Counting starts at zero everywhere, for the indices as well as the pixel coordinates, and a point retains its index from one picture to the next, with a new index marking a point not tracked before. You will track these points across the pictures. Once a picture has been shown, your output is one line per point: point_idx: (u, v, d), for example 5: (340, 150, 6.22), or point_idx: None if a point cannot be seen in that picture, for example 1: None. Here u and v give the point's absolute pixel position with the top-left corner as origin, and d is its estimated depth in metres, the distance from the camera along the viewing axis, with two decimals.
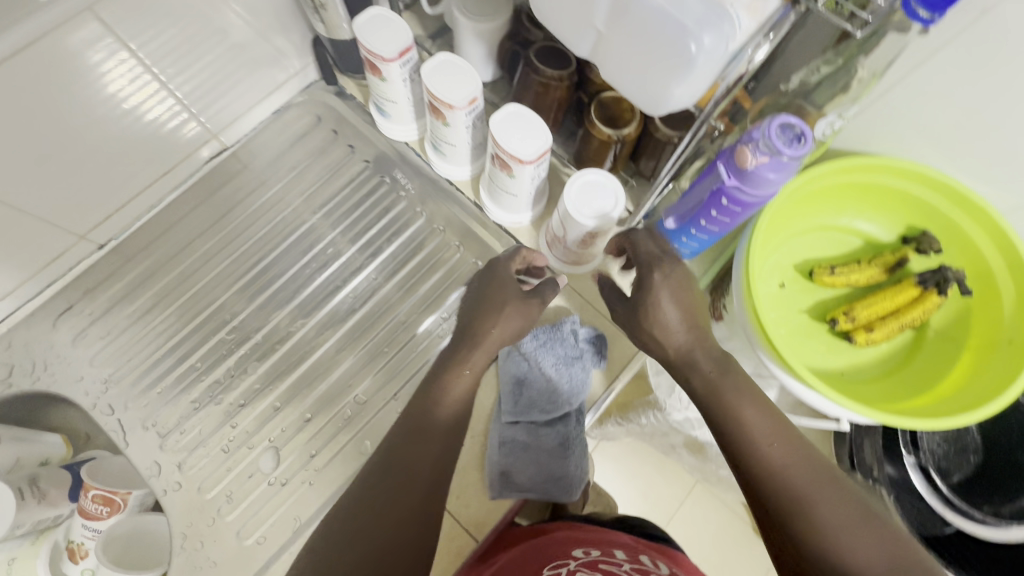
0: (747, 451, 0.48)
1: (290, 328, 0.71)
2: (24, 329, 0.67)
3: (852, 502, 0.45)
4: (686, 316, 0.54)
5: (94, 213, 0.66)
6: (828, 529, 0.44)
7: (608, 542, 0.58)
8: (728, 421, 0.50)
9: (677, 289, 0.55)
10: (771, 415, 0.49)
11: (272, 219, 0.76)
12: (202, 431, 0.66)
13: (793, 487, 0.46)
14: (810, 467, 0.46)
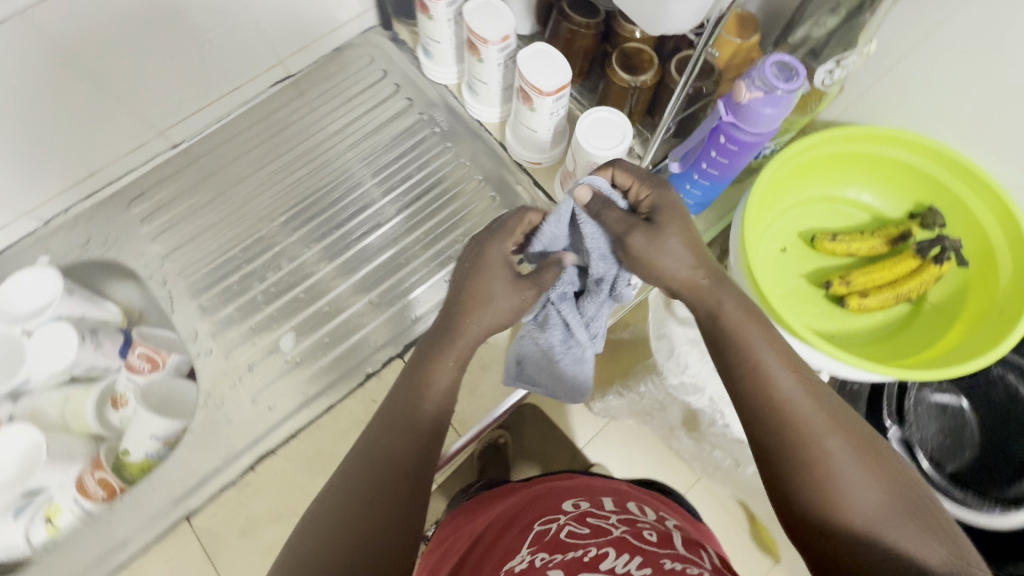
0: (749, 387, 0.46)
1: (322, 234, 0.79)
2: (103, 206, 0.78)
3: (860, 443, 0.43)
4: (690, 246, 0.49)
5: (172, 112, 0.76)
6: (830, 476, 0.42)
7: (596, 492, 0.62)
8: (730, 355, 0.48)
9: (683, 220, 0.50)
10: (781, 346, 0.47)
11: (318, 139, 0.84)
12: (234, 310, 0.74)
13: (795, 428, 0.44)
14: (817, 410, 0.44)
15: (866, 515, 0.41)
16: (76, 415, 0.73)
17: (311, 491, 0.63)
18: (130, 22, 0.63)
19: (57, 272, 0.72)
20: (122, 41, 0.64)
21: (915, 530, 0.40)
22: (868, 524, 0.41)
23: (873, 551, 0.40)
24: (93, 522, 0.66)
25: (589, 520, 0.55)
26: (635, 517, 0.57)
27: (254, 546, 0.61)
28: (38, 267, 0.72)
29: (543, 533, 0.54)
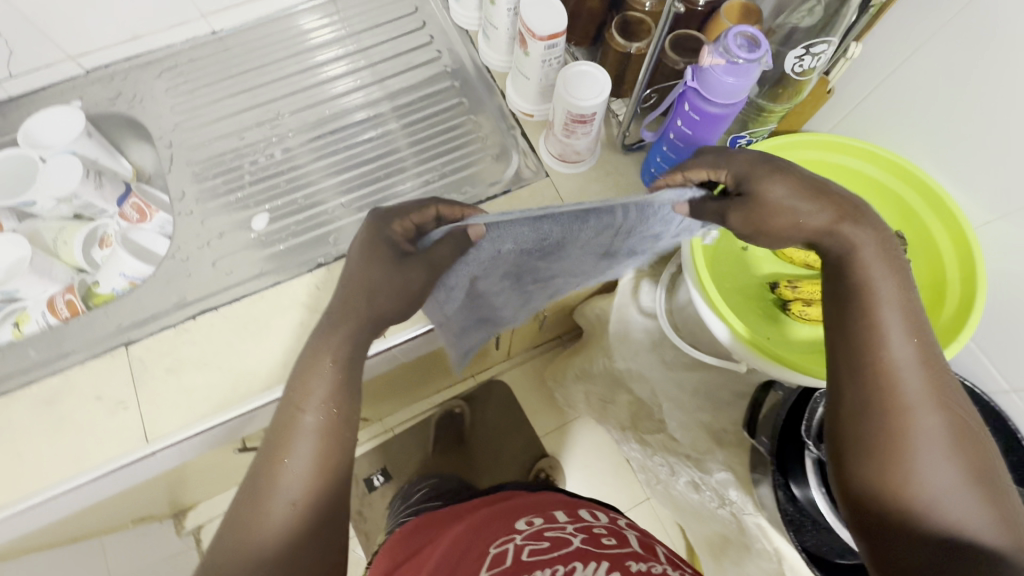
0: (890, 346, 0.45)
1: (318, 137, 0.85)
2: (137, 70, 0.86)
3: (955, 418, 0.43)
4: (805, 196, 0.47)
5: (218, 0, 0.84)
6: (927, 441, 0.42)
7: (548, 507, 0.68)
8: (900, 320, 0.46)
9: (786, 174, 0.48)
10: (912, 304, 0.46)
11: (340, 54, 0.90)
12: (221, 183, 0.81)
13: (940, 405, 0.43)
14: (929, 379, 0.44)
15: (938, 494, 0.41)
16: (66, 244, 0.81)
17: (240, 351, 0.68)
18: None
19: (81, 114, 0.80)
20: None
21: (980, 500, 0.40)
22: (935, 499, 0.41)
23: (924, 523, 0.41)
24: (49, 332, 0.72)
25: (549, 534, 0.59)
26: (591, 525, 0.62)
27: (175, 384, 0.66)
28: (67, 107, 0.81)
29: (501, 555, 0.56)
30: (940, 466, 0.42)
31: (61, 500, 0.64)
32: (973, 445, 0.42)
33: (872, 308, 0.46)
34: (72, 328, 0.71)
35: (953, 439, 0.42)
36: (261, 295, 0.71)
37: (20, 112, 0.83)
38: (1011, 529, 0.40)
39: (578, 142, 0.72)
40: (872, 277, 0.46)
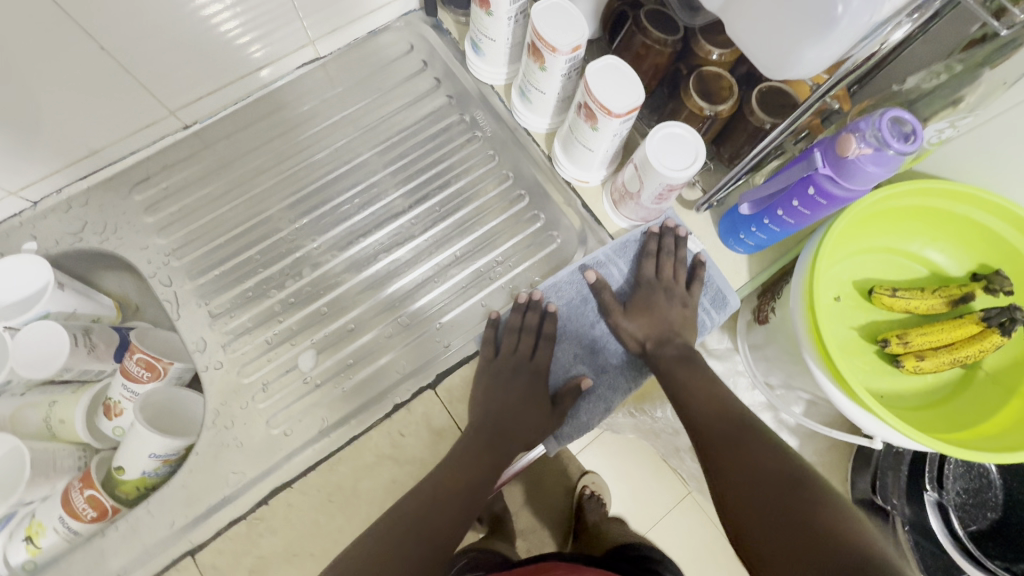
0: (702, 418, 0.54)
1: (347, 243, 0.72)
2: (102, 191, 0.70)
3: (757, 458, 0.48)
4: (662, 319, 0.64)
5: (189, 92, 0.67)
6: (756, 477, 0.47)
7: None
8: (698, 397, 0.56)
9: (659, 297, 0.65)
10: (704, 375, 0.59)
11: (348, 134, 0.77)
12: (249, 321, 0.68)
13: (743, 447, 0.50)
14: (738, 429, 0.52)
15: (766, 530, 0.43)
16: (64, 423, 0.66)
17: (331, 531, 0.60)
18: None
19: (45, 262, 0.63)
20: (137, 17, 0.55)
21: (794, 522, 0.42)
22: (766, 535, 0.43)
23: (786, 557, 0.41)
24: (89, 545, 0.61)
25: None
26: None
27: None
28: (22, 256, 0.63)
29: None
30: (776, 490, 0.45)
31: None
32: (794, 466, 0.47)
33: (714, 396, 0.56)
34: (115, 541, 0.60)
35: (770, 466, 0.47)
36: (338, 457, 0.62)
37: None
38: (841, 516, 0.41)
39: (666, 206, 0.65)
40: (682, 371, 0.60)
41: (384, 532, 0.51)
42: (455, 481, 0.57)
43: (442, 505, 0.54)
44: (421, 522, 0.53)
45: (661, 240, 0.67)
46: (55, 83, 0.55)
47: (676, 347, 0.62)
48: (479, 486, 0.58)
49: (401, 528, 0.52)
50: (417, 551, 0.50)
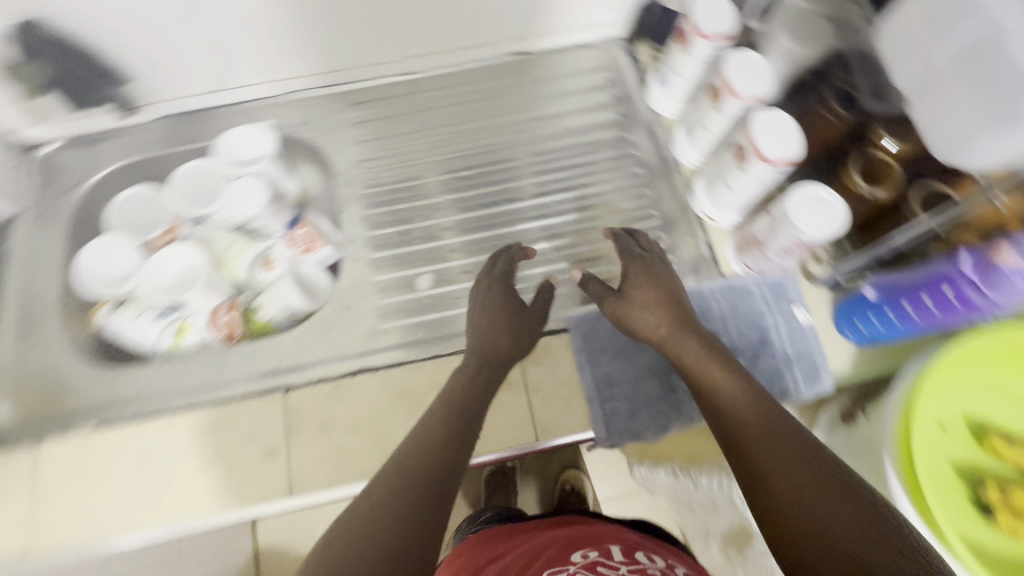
0: (733, 407, 0.55)
1: (490, 202, 0.83)
2: (330, 99, 0.88)
3: (795, 459, 0.49)
4: (666, 294, 0.64)
5: (426, 45, 0.84)
6: (801, 479, 0.48)
7: (605, 540, 0.60)
8: (725, 388, 0.56)
9: (664, 279, 0.65)
10: (737, 372, 0.58)
11: (524, 116, 0.89)
12: (391, 233, 0.81)
13: (784, 443, 0.51)
14: (773, 420, 0.53)
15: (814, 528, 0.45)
16: (229, 262, 0.82)
17: (385, 423, 0.67)
18: None
19: (274, 135, 0.82)
20: None
21: (842, 527, 0.44)
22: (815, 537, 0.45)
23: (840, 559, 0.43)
24: (207, 355, 0.74)
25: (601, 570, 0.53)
26: (648, 569, 0.54)
27: (324, 442, 0.66)
28: (262, 124, 0.83)
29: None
30: (818, 498, 0.47)
31: (196, 530, 0.65)
32: (831, 469, 0.49)
33: (745, 396, 0.56)
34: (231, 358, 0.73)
35: (815, 471, 0.48)
36: (416, 365, 0.71)
37: (216, 122, 0.86)
38: (880, 534, 0.43)
39: (789, 261, 0.68)
40: (701, 364, 0.59)
41: (401, 461, 0.54)
42: (444, 412, 0.58)
43: (450, 435, 0.56)
44: (429, 442, 0.55)
45: (766, 289, 0.71)
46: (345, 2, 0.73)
47: (689, 334, 0.61)
48: (466, 409, 0.59)
49: (414, 459, 0.54)
50: (429, 470, 0.53)
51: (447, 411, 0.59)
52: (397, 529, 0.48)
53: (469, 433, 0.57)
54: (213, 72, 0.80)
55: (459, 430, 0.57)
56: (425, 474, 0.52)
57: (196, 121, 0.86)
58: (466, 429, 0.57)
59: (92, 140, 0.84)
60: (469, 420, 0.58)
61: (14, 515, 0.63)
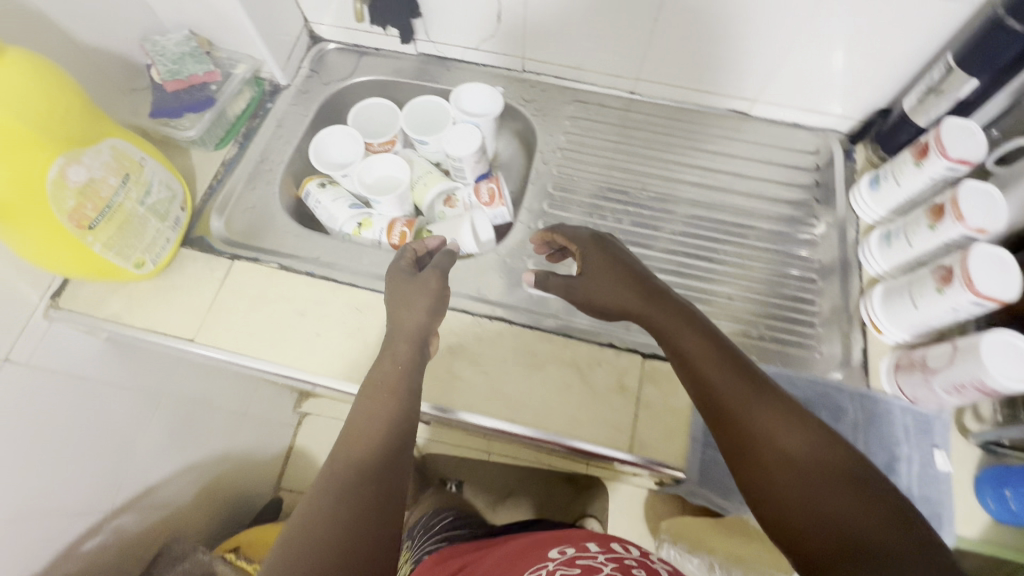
0: (725, 388, 0.55)
1: (662, 228, 0.87)
2: (559, 89, 0.97)
3: (787, 435, 0.51)
4: (629, 274, 0.66)
5: (662, 73, 0.91)
6: (789, 453, 0.50)
7: (583, 539, 0.58)
8: (714, 367, 0.56)
9: (604, 257, 0.68)
10: (714, 349, 0.58)
11: (723, 169, 0.92)
12: (563, 219, 0.87)
13: (776, 420, 0.52)
14: (761, 396, 0.54)
15: (824, 509, 0.46)
16: (423, 187, 0.92)
17: (502, 372, 0.72)
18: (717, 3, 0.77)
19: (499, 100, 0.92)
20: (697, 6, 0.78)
21: (847, 499, 0.46)
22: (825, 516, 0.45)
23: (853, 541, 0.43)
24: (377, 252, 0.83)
25: (580, 562, 0.50)
26: (625, 557, 0.51)
27: (445, 363, 0.72)
28: (492, 87, 0.93)
29: None
30: (806, 475, 0.48)
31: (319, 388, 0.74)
32: (843, 461, 0.49)
33: (734, 386, 0.55)
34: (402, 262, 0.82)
35: (802, 443, 0.50)
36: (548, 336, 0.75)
37: (459, 75, 0.98)
38: (892, 518, 0.44)
39: (951, 400, 0.64)
40: (686, 335, 0.59)
41: (360, 407, 0.59)
42: (388, 359, 0.63)
43: (397, 386, 0.61)
44: (379, 384, 0.61)
45: (910, 420, 0.68)
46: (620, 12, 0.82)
47: (673, 311, 0.61)
48: (410, 360, 0.64)
49: (374, 410, 0.59)
50: (383, 419, 0.58)
51: (388, 360, 0.63)
52: (364, 463, 0.54)
53: (411, 380, 0.62)
54: (477, 33, 0.91)
55: (402, 380, 0.62)
56: (391, 425, 0.58)
57: (443, 68, 0.99)
58: (411, 374, 0.63)
59: (359, 53, 1.00)
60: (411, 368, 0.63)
61: (198, 304, 0.75)
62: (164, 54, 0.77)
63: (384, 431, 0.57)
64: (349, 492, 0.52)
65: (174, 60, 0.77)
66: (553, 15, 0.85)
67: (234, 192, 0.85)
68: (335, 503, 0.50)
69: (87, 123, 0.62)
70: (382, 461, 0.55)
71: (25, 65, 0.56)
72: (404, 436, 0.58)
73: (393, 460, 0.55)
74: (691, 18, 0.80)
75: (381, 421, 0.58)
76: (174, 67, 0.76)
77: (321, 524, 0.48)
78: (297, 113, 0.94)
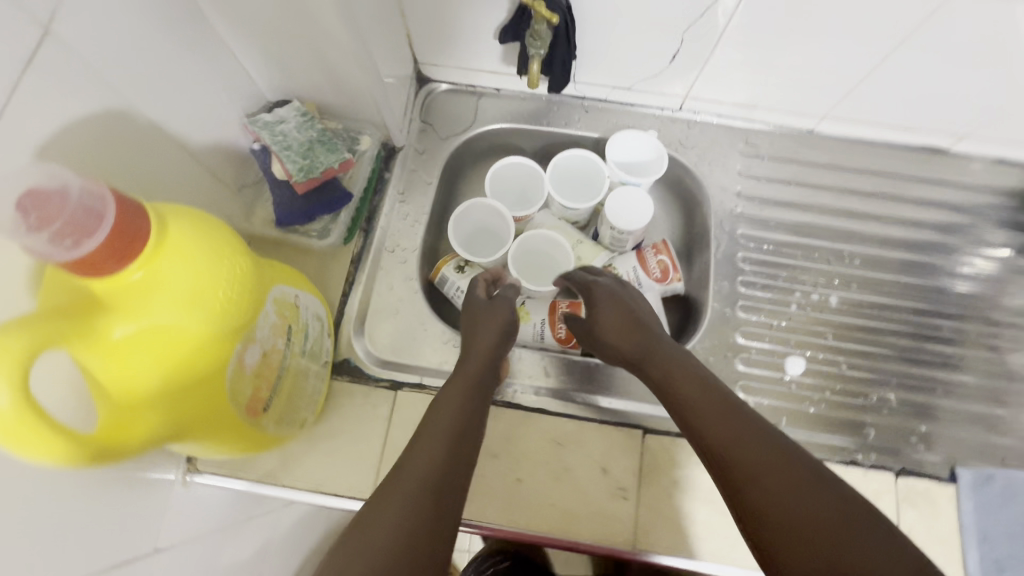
0: (722, 445, 0.48)
1: (872, 302, 0.76)
2: (723, 129, 0.81)
3: (788, 468, 0.45)
4: (625, 320, 0.63)
5: (858, 112, 0.76)
6: (794, 493, 0.43)
7: None
8: (695, 397, 0.53)
9: (614, 300, 0.65)
10: (718, 392, 0.52)
11: (927, 222, 0.80)
12: (766, 301, 0.74)
13: (744, 453, 0.46)
14: (760, 439, 0.47)
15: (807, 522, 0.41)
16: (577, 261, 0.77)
17: None
18: (969, 45, 0.62)
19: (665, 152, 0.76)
20: (939, 48, 0.63)
21: (806, 506, 0.42)
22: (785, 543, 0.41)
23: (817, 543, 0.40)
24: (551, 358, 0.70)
25: None
26: None
27: (674, 503, 0.62)
28: (649, 133, 0.77)
29: None
30: (840, 532, 0.40)
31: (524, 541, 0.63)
32: (853, 508, 0.42)
33: (733, 434, 0.48)
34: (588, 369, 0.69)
35: (797, 479, 0.44)
36: None
37: (601, 119, 0.81)
38: (884, 553, 0.39)
39: None
40: (683, 381, 0.55)
41: (426, 430, 0.51)
42: (460, 386, 0.56)
43: (470, 429, 0.53)
44: (454, 413, 0.53)
45: None
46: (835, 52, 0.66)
47: (693, 380, 0.54)
48: (478, 392, 0.57)
49: (433, 422, 0.52)
50: (448, 432, 0.51)
51: (456, 395, 0.55)
52: (427, 462, 0.48)
53: (483, 402, 0.57)
54: (636, 73, 0.75)
55: (470, 422, 0.54)
56: (433, 457, 0.48)
57: (581, 110, 0.82)
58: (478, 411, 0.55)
59: (474, 95, 0.82)
60: (483, 395, 0.57)
61: (367, 451, 0.62)
62: (289, 147, 0.60)
63: (450, 436, 0.51)
64: (402, 495, 0.45)
65: (303, 154, 0.60)
66: (743, 55, 0.69)
67: (372, 296, 0.71)
68: (390, 507, 0.44)
69: (255, 276, 0.47)
70: (447, 469, 0.48)
71: (195, 238, 0.40)
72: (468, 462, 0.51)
73: (449, 472, 0.48)
74: (921, 59, 0.65)
75: (439, 458, 0.48)
76: (305, 164, 0.60)
77: (376, 529, 0.43)
78: (419, 182, 0.77)
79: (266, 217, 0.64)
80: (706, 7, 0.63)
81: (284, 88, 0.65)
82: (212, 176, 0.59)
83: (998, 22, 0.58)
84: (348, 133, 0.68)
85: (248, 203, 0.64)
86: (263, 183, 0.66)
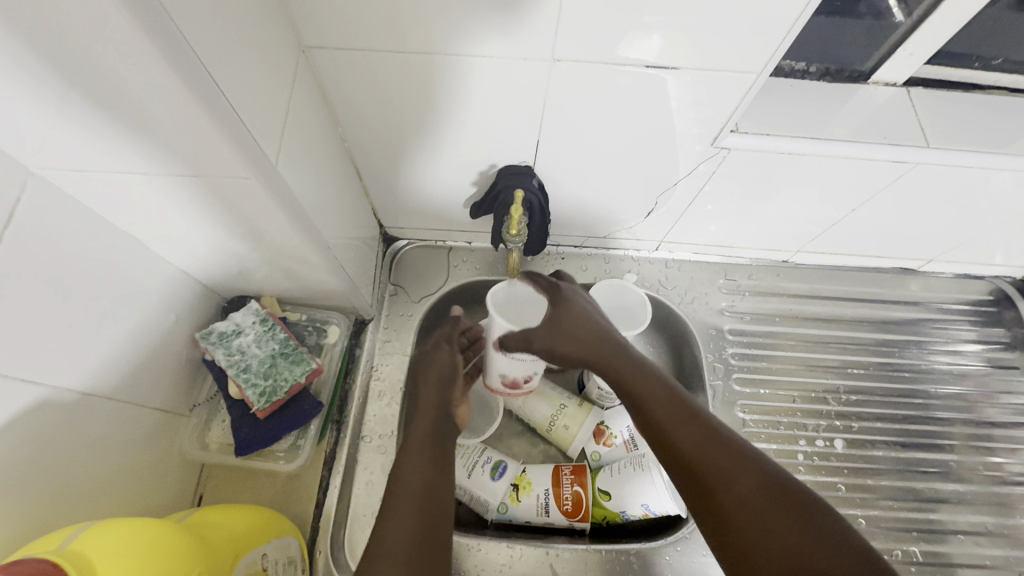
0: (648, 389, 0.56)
1: (876, 442, 0.74)
2: (701, 268, 0.80)
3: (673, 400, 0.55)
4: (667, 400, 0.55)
5: (828, 248, 0.77)
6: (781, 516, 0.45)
7: None
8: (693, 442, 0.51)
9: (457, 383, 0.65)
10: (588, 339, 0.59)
11: (914, 345, 0.80)
12: (773, 452, 0.72)
13: (678, 413, 0.54)
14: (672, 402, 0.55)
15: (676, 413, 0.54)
16: (564, 428, 0.71)
17: None
18: (932, 200, 0.63)
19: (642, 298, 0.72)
20: (905, 203, 0.64)
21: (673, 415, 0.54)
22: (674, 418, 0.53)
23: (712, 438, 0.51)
24: (547, 556, 0.63)
25: None
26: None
27: None
28: (615, 281, 0.74)
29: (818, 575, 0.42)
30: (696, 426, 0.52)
31: None
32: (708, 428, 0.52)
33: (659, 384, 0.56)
34: (599, 561, 0.63)
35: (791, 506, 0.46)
36: None
37: (578, 266, 0.78)
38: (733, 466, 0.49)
39: None
40: (677, 426, 0.53)
41: (403, 474, 0.53)
42: (419, 452, 0.56)
43: (431, 483, 0.53)
44: (416, 476, 0.53)
45: None
46: (803, 206, 0.66)
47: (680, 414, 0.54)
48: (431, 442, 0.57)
49: (400, 483, 0.53)
50: (413, 494, 0.52)
51: (415, 458, 0.55)
52: (401, 526, 0.49)
53: (438, 460, 0.56)
54: (610, 224, 0.73)
55: (432, 477, 0.54)
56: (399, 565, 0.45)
57: (557, 257, 0.79)
58: (439, 474, 0.54)
59: (445, 249, 0.77)
60: (439, 455, 0.56)
61: None
62: (248, 368, 0.55)
63: (416, 499, 0.51)
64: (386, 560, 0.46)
65: (265, 374, 0.56)
66: (715, 210, 0.69)
67: (350, 499, 0.61)
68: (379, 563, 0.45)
69: (213, 566, 0.41)
70: (418, 531, 0.49)
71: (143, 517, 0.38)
72: (440, 518, 0.51)
73: (421, 536, 0.48)
74: (886, 208, 0.66)
75: (410, 521, 0.49)
76: (268, 385, 0.55)
77: None
78: (392, 355, 0.70)
79: (221, 438, 0.57)
80: (677, 177, 0.62)
81: (239, 289, 0.60)
82: (161, 410, 0.53)
83: (956, 183, 0.60)
84: (312, 323, 0.65)
85: (201, 424, 0.58)
86: (217, 397, 0.59)
